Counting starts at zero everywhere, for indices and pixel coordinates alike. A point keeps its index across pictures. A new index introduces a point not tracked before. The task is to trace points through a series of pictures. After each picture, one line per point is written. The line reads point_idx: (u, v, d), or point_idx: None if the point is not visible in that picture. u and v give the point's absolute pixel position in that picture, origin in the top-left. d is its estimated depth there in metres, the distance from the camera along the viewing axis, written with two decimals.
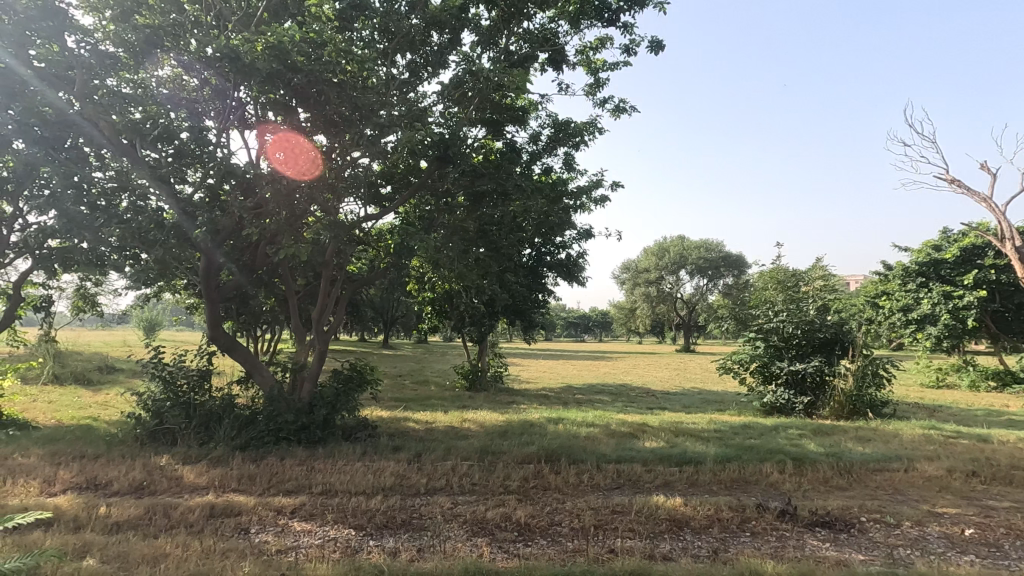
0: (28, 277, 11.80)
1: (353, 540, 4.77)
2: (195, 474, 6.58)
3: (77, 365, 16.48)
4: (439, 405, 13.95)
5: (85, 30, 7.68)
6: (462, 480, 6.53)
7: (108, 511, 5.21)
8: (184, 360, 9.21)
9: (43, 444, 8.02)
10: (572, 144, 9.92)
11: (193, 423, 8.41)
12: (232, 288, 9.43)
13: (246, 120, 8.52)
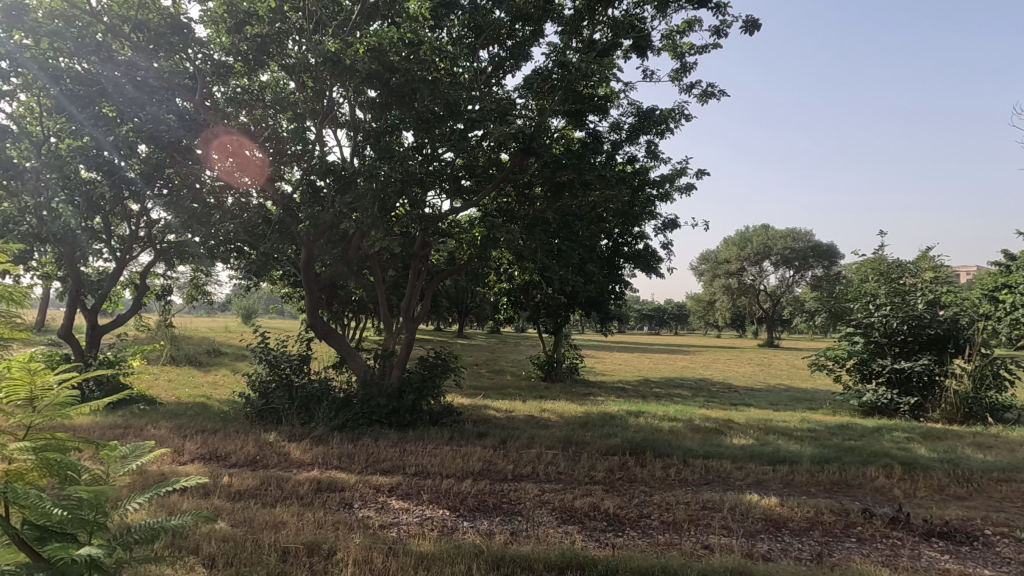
0: (151, 268, 13.14)
1: (448, 519, 4.99)
2: (301, 451, 7.10)
3: (190, 349, 18.13)
4: (517, 394, 14.17)
5: (204, 43, 8.39)
6: (548, 468, 6.64)
7: (231, 480, 5.77)
8: (286, 346, 9.91)
9: (169, 419, 8.92)
10: (657, 132, 9.67)
11: (296, 404, 9.08)
12: (327, 279, 10.03)
13: (338, 119, 9.03)
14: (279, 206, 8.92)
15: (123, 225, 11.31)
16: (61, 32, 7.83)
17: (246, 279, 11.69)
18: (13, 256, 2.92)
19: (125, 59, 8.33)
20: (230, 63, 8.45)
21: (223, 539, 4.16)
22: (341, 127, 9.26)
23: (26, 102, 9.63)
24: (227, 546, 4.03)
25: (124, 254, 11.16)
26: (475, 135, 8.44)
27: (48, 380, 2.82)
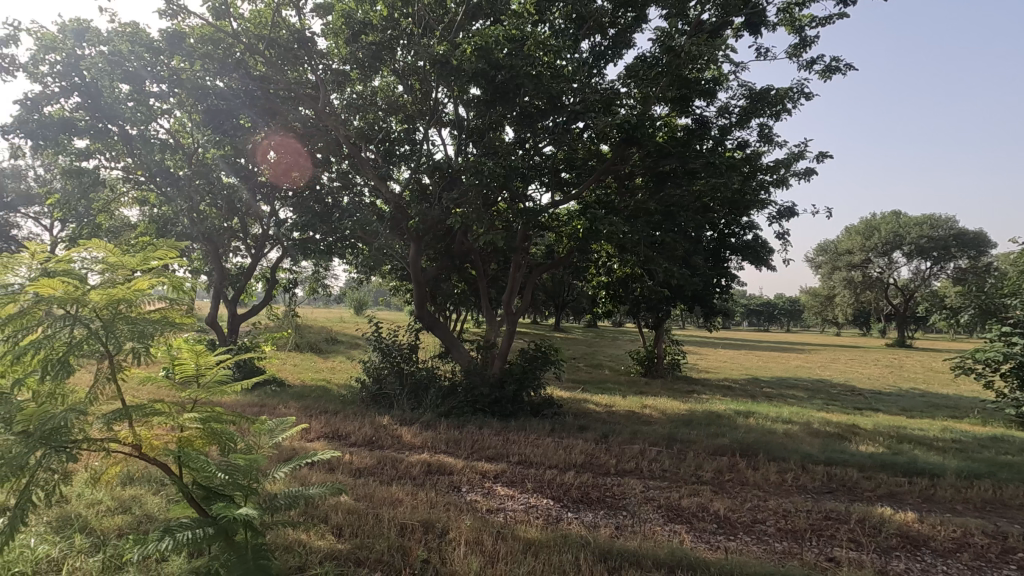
0: (280, 263, 14.50)
1: (553, 509, 5.05)
2: (412, 435, 7.53)
3: (310, 338, 19.80)
4: (617, 389, 13.96)
5: (324, 55, 9.09)
6: (652, 465, 6.49)
7: (352, 458, 6.25)
8: (396, 336, 10.53)
9: (297, 400, 9.81)
10: (771, 114, 9.03)
11: (406, 390, 9.63)
12: (434, 272, 10.50)
13: (442, 118, 9.42)
14: (390, 204, 9.48)
15: (257, 224, 12.56)
16: (211, 54, 8.77)
17: (361, 273, 12.55)
18: (182, 253, 3.38)
19: (260, 74, 9.26)
20: (348, 72, 8.99)
21: (348, 511, 4.54)
22: (445, 126, 9.64)
23: (180, 119, 10.90)
24: (352, 518, 4.38)
25: (258, 250, 12.46)
26: (577, 127, 8.43)
27: (211, 360, 3.23)
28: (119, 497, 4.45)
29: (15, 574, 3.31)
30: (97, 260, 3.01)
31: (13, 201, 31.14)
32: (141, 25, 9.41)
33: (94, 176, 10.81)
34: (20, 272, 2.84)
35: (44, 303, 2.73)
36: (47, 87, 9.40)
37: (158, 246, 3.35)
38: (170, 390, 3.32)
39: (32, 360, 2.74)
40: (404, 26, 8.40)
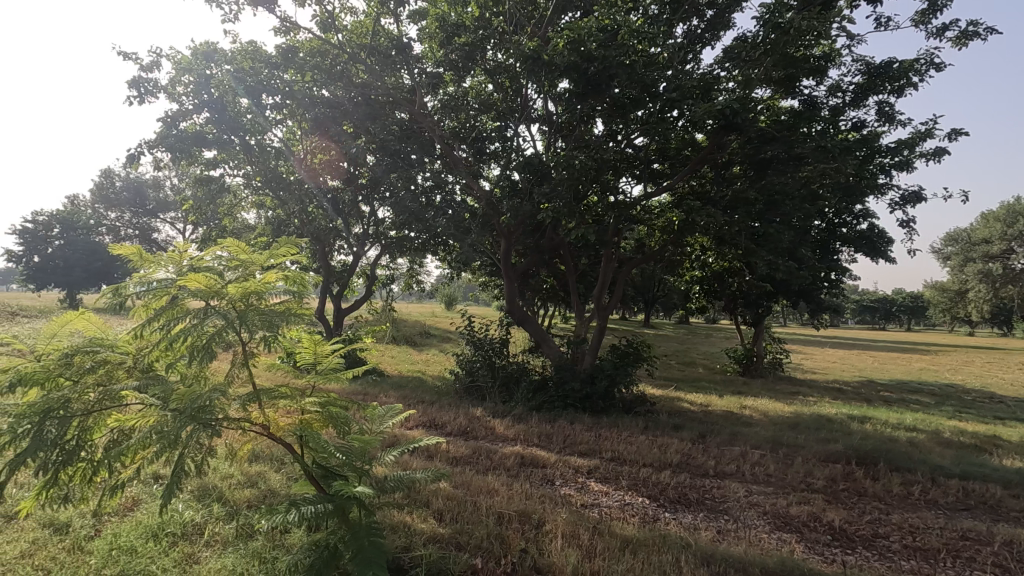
0: (378, 260, 15.31)
1: (649, 508, 4.93)
2: (504, 427, 7.66)
3: (405, 331, 20.76)
4: (713, 388, 13.34)
5: (419, 59, 9.46)
6: (755, 469, 6.13)
7: (448, 447, 6.47)
8: (488, 330, 10.77)
9: (396, 389, 10.33)
10: (893, 89, 8.18)
11: (498, 383, 9.81)
12: (524, 267, 10.61)
13: (531, 114, 9.49)
14: (482, 201, 9.68)
15: (358, 224, 13.34)
16: (320, 66, 9.38)
17: (453, 269, 12.94)
18: (301, 250, 3.67)
19: (362, 81, 9.77)
20: (441, 74, 9.26)
21: (448, 498, 4.70)
22: (535, 122, 9.70)
23: (291, 127, 11.80)
24: (452, 504, 4.55)
25: (359, 248, 13.24)
26: (671, 115, 8.16)
27: (327, 349, 3.52)
28: (247, 471, 4.93)
29: (169, 534, 3.79)
30: (228, 258, 3.31)
31: (155, 208, 35.54)
32: (260, 43, 10.27)
33: (220, 184, 12.00)
34: (171, 267, 3.22)
35: (190, 295, 3.07)
36: (183, 105, 10.54)
37: (279, 245, 3.63)
38: (292, 376, 3.64)
39: (180, 347, 3.10)
40: (496, 24, 8.55)
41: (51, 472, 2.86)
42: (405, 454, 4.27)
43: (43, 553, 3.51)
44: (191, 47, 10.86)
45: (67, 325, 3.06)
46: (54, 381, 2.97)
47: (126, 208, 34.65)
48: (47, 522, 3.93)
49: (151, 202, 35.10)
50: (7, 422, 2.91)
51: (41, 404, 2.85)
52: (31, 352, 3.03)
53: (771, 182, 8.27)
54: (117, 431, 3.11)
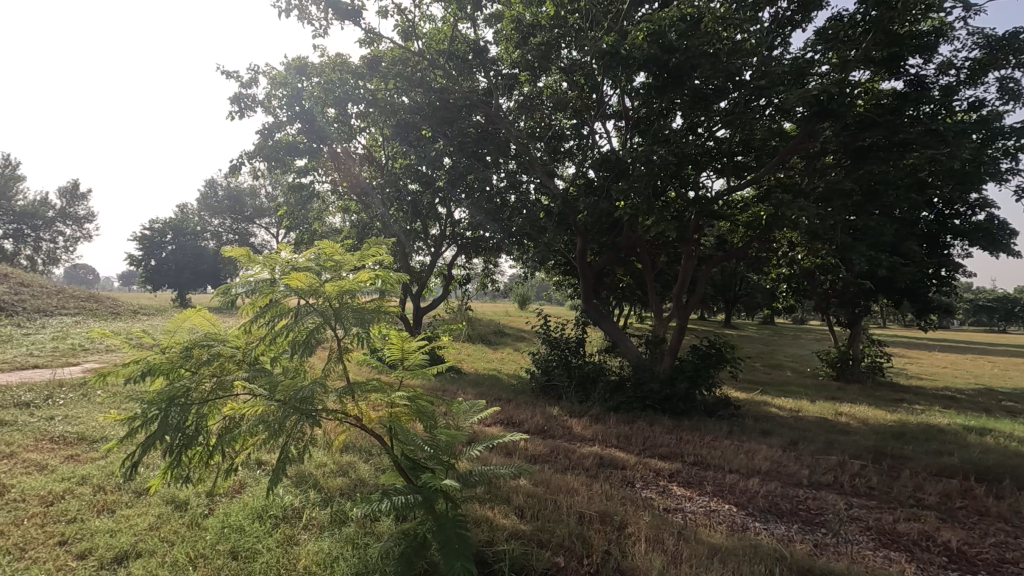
0: (455, 260, 15.68)
1: (737, 516, 4.72)
2: (582, 427, 7.61)
3: (481, 330, 21.12)
4: (803, 393, 12.52)
5: (495, 61, 9.63)
6: (854, 481, 5.70)
7: (527, 445, 6.52)
8: (563, 329, 10.73)
9: (473, 387, 10.54)
10: (1018, 63, 7.30)
11: (574, 383, 9.75)
12: (600, 266, 10.47)
13: (607, 111, 9.37)
14: (557, 200, 9.66)
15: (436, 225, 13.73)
16: (401, 73, 9.76)
17: (527, 268, 13.01)
18: (389, 250, 3.84)
19: (440, 86, 10.06)
20: (517, 75, 9.39)
21: (528, 495, 4.74)
22: (611, 119, 9.57)
23: (373, 134, 12.37)
24: (532, 501, 4.57)
25: (437, 249, 13.63)
26: (758, 104, 7.78)
27: (413, 346, 3.59)
28: (339, 461, 5.22)
29: (272, 516, 4.09)
30: (325, 258, 3.52)
31: (252, 214, 38.51)
32: (346, 56, 10.85)
33: (310, 190, 12.79)
34: (275, 268, 3.46)
35: (292, 293, 3.28)
36: (278, 118, 11.31)
37: (370, 245, 3.82)
38: (380, 371, 3.76)
39: (284, 341, 3.33)
40: (572, 22, 8.53)
41: (173, 454, 3.16)
42: (487, 450, 4.34)
43: (167, 527, 3.90)
44: (285, 62, 11.63)
45: (186, 321, 3.42)
46: (176, 371, 3.27)
47: (227, 215, 37.75)
48: (169, 499, 4.36)
49: (248, 209, 37.99)
50: (139, 407, 3.27)
51: (167, 392, 3.16)
52: (157, 345, 3.39)
53: (871, 171, 7.65)
54: (228, 419, 3.40)
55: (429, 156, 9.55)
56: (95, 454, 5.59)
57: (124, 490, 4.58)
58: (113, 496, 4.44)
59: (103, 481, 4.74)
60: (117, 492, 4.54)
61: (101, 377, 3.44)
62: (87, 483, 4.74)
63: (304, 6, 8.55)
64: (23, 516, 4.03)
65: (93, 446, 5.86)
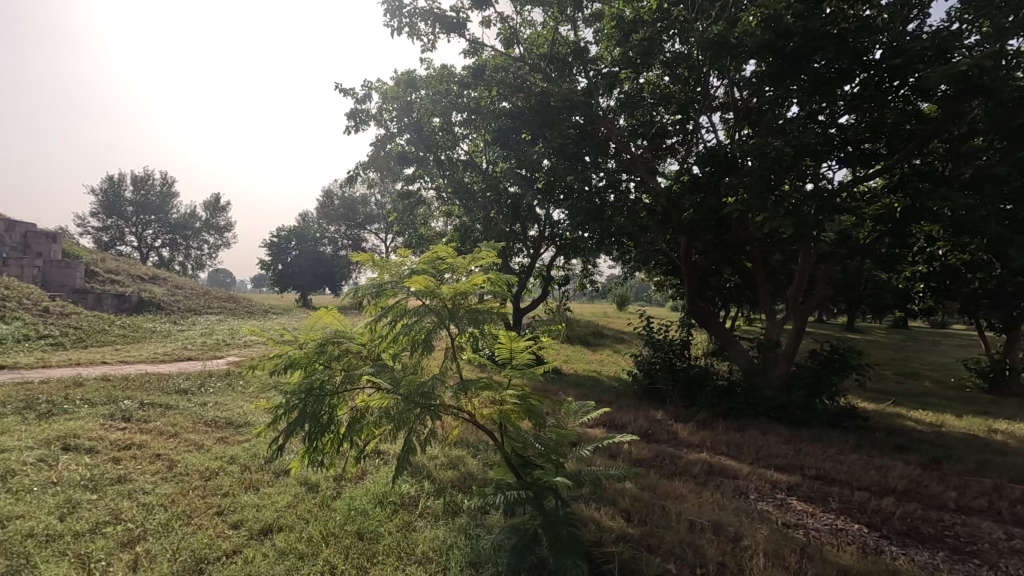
0: (553, 261, 15.75)
1: (869, 537, 4.31)
2: (688, 433, 7.34)
3: (579, 330, 21.03)
4: (947, 406, 11.10)
5: (595, 60, 9.60)
6: (1015, 508, 4.98)
7: (631, 448, 6.41)
8: (667, 330, 10.40)
9: (573, 388, 10.53)
10: None
11: (679, 387, 9.42)
12: (705, 266, 10.04)
13: (713, 103, 8.97)
14: (659, 198, 9.39)
15: (535, 227, 13.88)
16: (504, 79, 10.03)
17: (627, 268, 12.76)
18: (498, 254, 3.98)
19: (540, 89, 10.17)
20: (617, 73, 9.29)
21: (635, 499, 4.66)
22: (717, 112, 9.16)
23: (475, 140, 12.81)
24: (640, 505, 4.50)
25: (536, 251, 13.79)
26: (891, 85, 7.13)
27: (522, 347, 3.65)
28: (449, 454, 5.47)
29: (391, 502, 4.39)
30: (440, 262, 3.74)
31: (363, 220, 41.50)
32: (450, 66, 11.35)
33: (417, 197, 13.51)
34: (395, 271, 3.72)
35: (412, 295, 3.51)
36: (389, 130, 12.10)
37: (480, 248, 3.99)
38: (490, 369, 3.86)
39: (405, 340, 3.57)
40: (676, 14, 8.30)
41: (311, 441, 3.50)
42: (592, 450, 4.33)
43: (303, 506, 4.32)
44: (395, 77, 12.38)
45: (319, 321, 3.81)
46: (312, 365, 3.61)
47: (342, 222, 40.95)
48: (303, 481, 4.83)
49: (360, 217, 41.00)
50: (283, 397, 3.68)
51: (306, 384, 3.51)
52: (296, 342, 3.79)
53: None
54: (356, 410, 3.70)
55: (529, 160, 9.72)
56: (241, 437, 6.32)
57: (266, 470, 5.14)
58: (257, 475, 5.00)
59: (248, 462, 5.35)
60: (260, 472, 5.11)
61: (250, 369, 3.89)
62: (236, 462, 5.38)
63: (414, 23, 9.05)
64: (188, 488, 4.66)
65: (238, 430, 6.63)
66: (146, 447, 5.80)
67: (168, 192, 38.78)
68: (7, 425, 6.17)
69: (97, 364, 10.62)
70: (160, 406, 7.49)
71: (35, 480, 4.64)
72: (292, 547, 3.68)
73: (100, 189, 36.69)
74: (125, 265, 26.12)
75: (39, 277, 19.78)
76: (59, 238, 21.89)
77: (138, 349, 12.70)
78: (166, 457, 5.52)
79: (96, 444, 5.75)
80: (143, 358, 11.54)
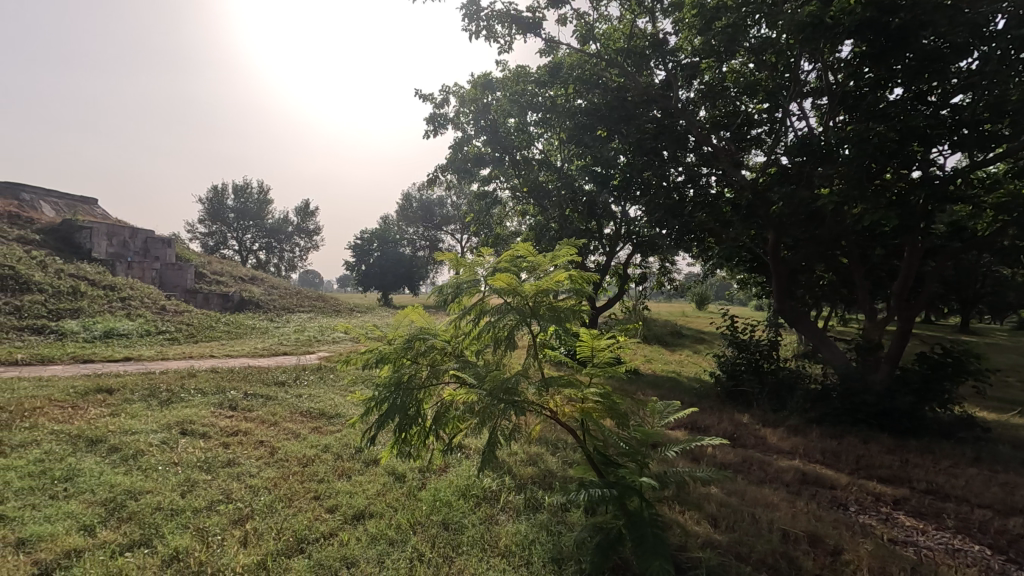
0: (630, 259, 15.45)
1: (993, 561, 3.89)
2: (778, 438, 6.95)
3: (657, 330, 20.50)
4: None
5: (675, 52, 9.33)
6: None
7: (716, 452, 6.17)
8: (753, 330, 9.90)
9: (652, 388, 10.29)
10: None
11: (766, 390, 8.94)
12: (796, 262, 9.46)
13: (803, 89, 8.46)
14: (743, 192, 8.97)
15: (610, 225, 13.70)
16: (580, 77, 9.97)
17: (709, 266, 12.29)
18: (580, 252, 3.98)
19: (616, 85, 9.99)
20: (698, 63, 8.98)
21: (721, 504, 4.48)
22: (808, 98, 8.62)
23: (549, 139, 12.86)
24: (727, 511, 4.33)
25: (611, 249, 13.60)
26: (1016, 58, 6.40)
27: (603, 345, 3.64)
28: (528, 451, 5.53)
29: (474, 495, 4.51)
30: (522, 260, 3.80)
31: (440, 221, 42.78)
32: (526, 67, 11.45)
33: (492, 197, 13.73)
34: (479, 269, 3.82)
35: (494, 293, 3.58)
36: (466, 132, 12.40)
37: (560, 245, 4.02)
38: (571, 367, 3.87)
39: (488, 336, 3.66)
40: None
41: (400, 432, 3.67)
42: (675, 451, 4.21)
43: (391, 495, 4.53)
44: (471, 81, 12.66)
45: (406, 319, 3.98)
46: (401, 360, 3.77)
47: (420, 223, 42.43)
48: (391, 471, 5.07)
49: (437, 217, 42.59)
50: (375, 390, 3.88)
51: (396, 378, 3.68)
52: (384, 339, 3.99)
53: None
54: (441, 404, 3.84)
55: (605, 157, 9.60)
56: (333, 427, 6.72)
57: (357, 460, 5.44)
58: (349, 464, 5.30)
59: (341, 451, 5.69)
60: (352, 460, 5.41)
61: (344, 363, 4.13)
62: (329, 451, 5.73)
63: (491, 27, 9.21)
64: (288, 473, 5.03)
65: (331, 421, 7.04)
66: (251, 434, 6.31)
67: (264, 199, 41.84)
68: (136, 410, 6.93)
69: (206, 357, 11.67)
70: (262, 396, 8.12)
71: (160, 460, 5.19)
72: (383, 533, 3.87)
73: (206, 198, 40.23)
74: (229, 267, 28.51)
75: (157, 278, 22.04)
76: (173, 243, 24.24)
77: (240, 344, 13.81)
78: (268, 443, 5.98)
79: (209, 429, 6.33)
80: (245, 352, 12.56)
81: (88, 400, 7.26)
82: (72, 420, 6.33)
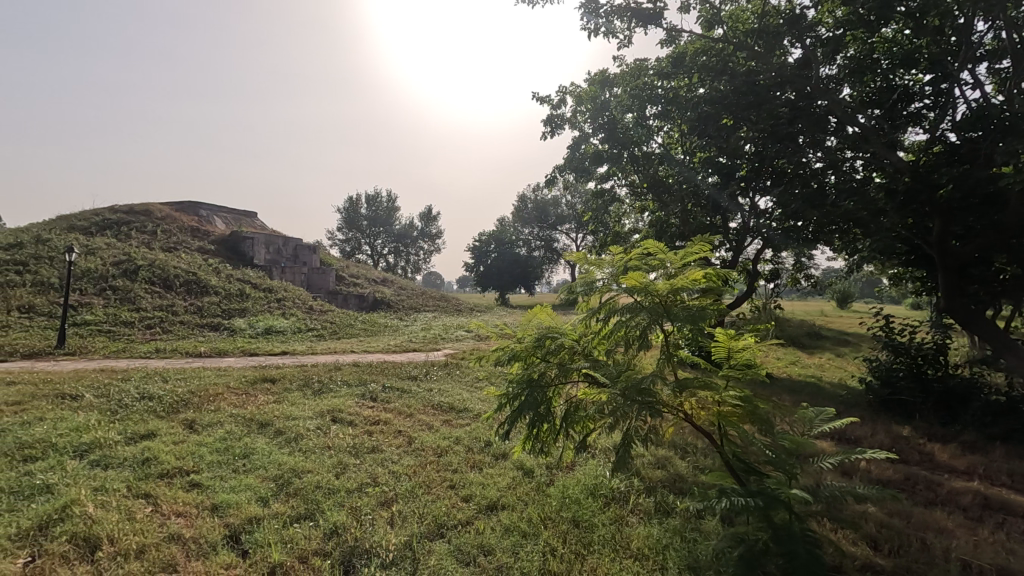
0: (761, 254, 14.37)
1: None
2: (949, 455, 6.08)
3: (792, 331, 18.84)
4: None
5: (814, 26, 8.55)
6: None
7: (871, 467, 5.55)
8: (914, 332, 8.68)
9: (789, 394, 9.49)
10: None
11: (932, 399, 7.85)
12: (968, 254, 8.20)
13: (976, 54, 7.35)
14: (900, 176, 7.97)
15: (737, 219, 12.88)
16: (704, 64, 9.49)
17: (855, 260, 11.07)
18: (714, 248, 3.81)
19: (745, 69, 9.36)
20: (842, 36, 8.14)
21: (881, 525, 4.03)
22: (983, 64, 7.46)
23: (670, 132, 12.41)
24: (890, 534, 3.88)
25: (739, 243, 12.78)
26: None
27: (742, 346, 3.46)
28: (656, 454, 5.39)
29: (603, 495, 4.49)
30: (651, 257, 3.72)
31: (555, 221, 43.09)
32: (645, 60, 11.16)
33: (610, 195, 13.54)
34: (607, 268, 3.81)
35: (624, 292, 3.57)
36: (584, 131, 12.36)
37: (692, 241, 3.88)
38: (705, 369, 3.72)
39: (619, 334, 3.64)
40: None
41: (532, 428, 3.76)
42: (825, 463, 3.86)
43: (521, 488, 4.67)
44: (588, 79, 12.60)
45: (534, 318, 4.07)
46: (530, 357, 3.86)
47: (536, 224, 43.03)
48: (519, 466, 5.22)
49: (552, 217, 42.93)
50: (506, 386, 4.02)
51: (527, 375, 3.79)
52: (514, 337, 4.11)
53: None
54: (571, 403, 3.87)
55: (731, 147, 9.04)
56: (462, 421, 7.07)
57: (486, 453, 5.68)
58: (479, 456, 5.55)
59: (470, 444, 5.97)
60: (481, 454, 5.66)
61: (476, 360, 4.33)
62: (460, 443, 6.04)
63: (610, 23, 9.10)
64: (425, 462, 5.39)
65: (460, 415, 7.42)
66: (390, 424, 6.84)
67: (392, 206, 45.04)
68: (295, 398, 7.84)
69: (348, 352, 12.84)
70: (398, 390, 8.76)
71: (316, 444, 5.83)
72: (516, 525, 4.01)
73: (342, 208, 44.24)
74: (363, 271, 31.08)
75: (305, 281, 24.66)
76: (318, 249, 26.97)
77: (375, 341, 14.99)
78: (405, 433, 6.45)
79: (355, 418, 6.97)
80: (380, 348, 13.62)
81: (257, 389, 8.34)
82: (246, 405, 7.32)
